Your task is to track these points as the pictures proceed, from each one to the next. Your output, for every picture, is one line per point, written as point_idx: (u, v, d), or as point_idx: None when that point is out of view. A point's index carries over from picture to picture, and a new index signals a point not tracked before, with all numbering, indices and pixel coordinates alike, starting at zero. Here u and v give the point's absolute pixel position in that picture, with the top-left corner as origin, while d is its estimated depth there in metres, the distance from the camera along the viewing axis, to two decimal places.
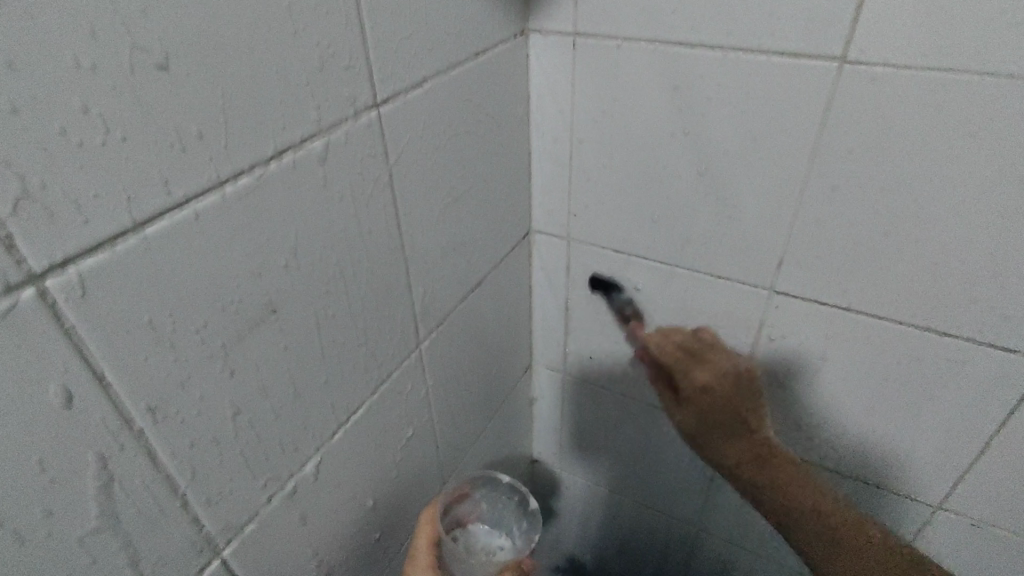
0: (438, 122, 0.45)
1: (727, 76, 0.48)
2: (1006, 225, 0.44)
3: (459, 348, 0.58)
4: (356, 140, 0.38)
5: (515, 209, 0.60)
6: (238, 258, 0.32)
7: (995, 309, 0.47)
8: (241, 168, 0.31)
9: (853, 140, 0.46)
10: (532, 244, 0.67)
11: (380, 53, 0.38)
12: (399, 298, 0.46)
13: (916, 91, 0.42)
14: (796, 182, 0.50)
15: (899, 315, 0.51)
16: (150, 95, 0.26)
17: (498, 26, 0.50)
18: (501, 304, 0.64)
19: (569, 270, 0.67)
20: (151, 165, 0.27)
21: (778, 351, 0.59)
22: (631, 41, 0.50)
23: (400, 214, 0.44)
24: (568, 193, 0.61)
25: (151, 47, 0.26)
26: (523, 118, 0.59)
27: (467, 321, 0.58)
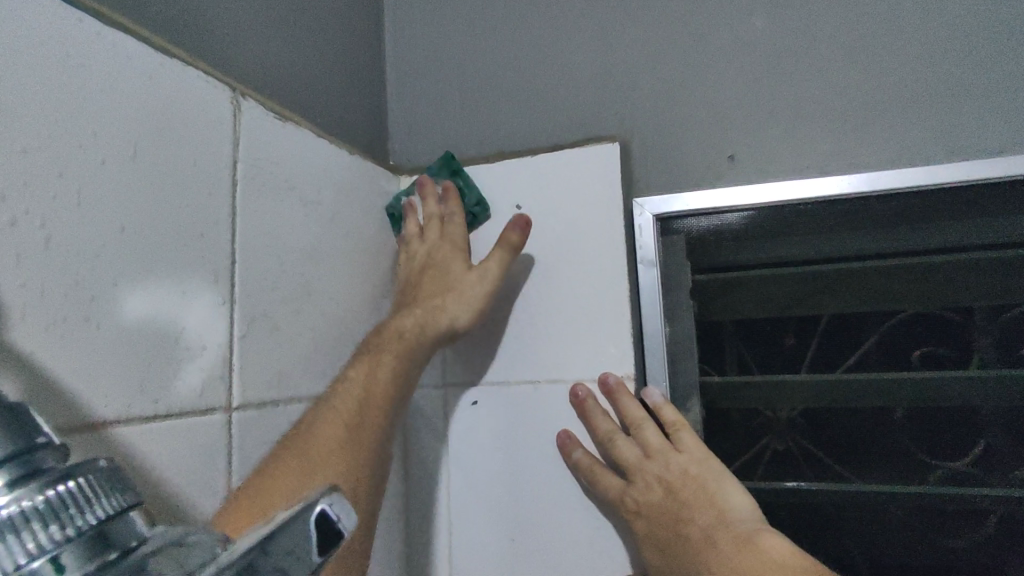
0: (220, 315, 0.40)
1: (333, 282, 0.52)
2: (655, 301, 0.57)
3: (188, 406, 0.37)
4: (241, 163, 0.43)
5: (152, 337, 0.35)
6: (325, 127, 0.55)
7: (683, 334, 0.57)
8: (207, 338, 0.39)
9: (611, 338, 0.56)
10: (192, 368, 0.37)
11: (250, 228, 0.43)
12: (147, 296, 0.35)
13: (609, 331, 0.56)
14: (620, 335, 0.55)
15: (955, 209, 0.52)
16: (13, 138, 0.29)
17: (242, 200, 0.42)
18: (202, 369, 0.38)
19: (201, 456, 0.37)
20: (105, 71, 0.34)
21: (655, 491, 0.49)
22: (286, 291, 0.46)
23: (243, 216, 0.42)
24: (178, 383, 0.36)
25: (159, 204, 0.36)
26: (221, 235, 0.40)
27: (201, 368, 0.38)
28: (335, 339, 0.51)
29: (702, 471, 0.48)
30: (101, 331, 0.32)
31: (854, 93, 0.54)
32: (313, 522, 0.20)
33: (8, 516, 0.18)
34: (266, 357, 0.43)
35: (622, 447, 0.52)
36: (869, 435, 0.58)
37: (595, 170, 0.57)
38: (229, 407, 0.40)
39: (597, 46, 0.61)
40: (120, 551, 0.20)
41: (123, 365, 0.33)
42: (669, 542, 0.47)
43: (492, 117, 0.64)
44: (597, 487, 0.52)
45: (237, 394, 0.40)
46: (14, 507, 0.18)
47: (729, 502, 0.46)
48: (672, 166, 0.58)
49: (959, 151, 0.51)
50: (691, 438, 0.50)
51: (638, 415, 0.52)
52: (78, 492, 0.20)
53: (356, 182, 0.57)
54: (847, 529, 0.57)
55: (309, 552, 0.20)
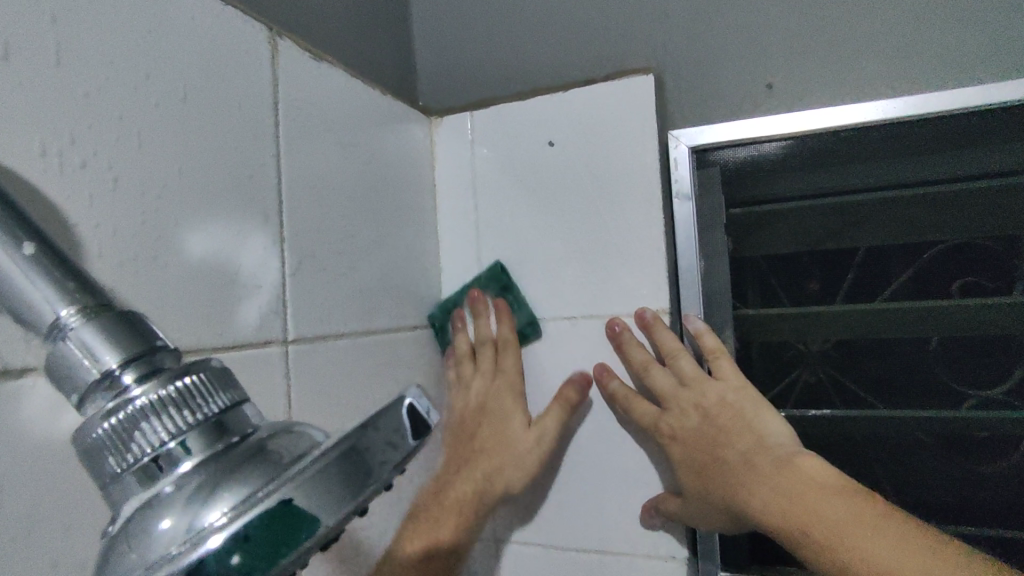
0: (272, 252, 0.41)
1: (373, 222, 0.53)
2: (689, 234, 0.57)
3: (250, 337, 0.39)
4: (282, 103, 0.43)
5: (214, 271, 0.37)
6: (356, 67, 0.55)
7: (717, 267, 0.58)
8: (263, 273, 0.40)
9: (645, 272, 0.56)
10: (252, 302, 0.39)
11: (294, 168, 0.44)
12: (207, 233, 0.37)
13: (643, 265, 0.56)
14: (654, 268, 0.56)
15: (1004, 130, 0.51)
16: (74, 77, 0.30)
17: (285, 140, 0.43)
18: (260, 304, 0.40)
19: (264, 384, 0.39)
20: (153, 13, 0.34)
21: (691, 417, 0.50)
22: (331, 229, 0.47)
23: (287, 156, 0.43)
24: (239, 316, 0.38)
25: (211, 143, 0.37)
26: (268, 174, 0.41)
27: (259, 302, 0.40)
28: (378, 278, 0.53)
29: (739, 398, 0.49)
30: (168, 265, 0.34)
31: (900, 11, 0.52)
32: (404, 414, 0.21)
33: (142, 405, 0.21)
34: (316, 293, 0.45)
35: (658, 376, 0.53)
36: (900, 373, 0.58)
37: (628, 102, 0.57)
38: (287, 341, 0.42)
39: None
40: (239, 436, 0.22)
41: (191, 296, 0.35)
42: (707, 464, 0.49)
43: (522, 52, 0.63)
44: (635, 414, 0.54)
45: (292, 327, 0.42)
46: (146, 399, 0.21)
47: (768, 427, 0.47)
48: (707, 97, 0.57)
49: (1009, 69, 0.49)
50: (728, 368, 0.52)
51: (674, 346, 0.53)
52: (198, 386, 0.22)
53: (389, 123, 0.57)
54: (879, 455, 0.58)
55: (404, 439, 0.21)
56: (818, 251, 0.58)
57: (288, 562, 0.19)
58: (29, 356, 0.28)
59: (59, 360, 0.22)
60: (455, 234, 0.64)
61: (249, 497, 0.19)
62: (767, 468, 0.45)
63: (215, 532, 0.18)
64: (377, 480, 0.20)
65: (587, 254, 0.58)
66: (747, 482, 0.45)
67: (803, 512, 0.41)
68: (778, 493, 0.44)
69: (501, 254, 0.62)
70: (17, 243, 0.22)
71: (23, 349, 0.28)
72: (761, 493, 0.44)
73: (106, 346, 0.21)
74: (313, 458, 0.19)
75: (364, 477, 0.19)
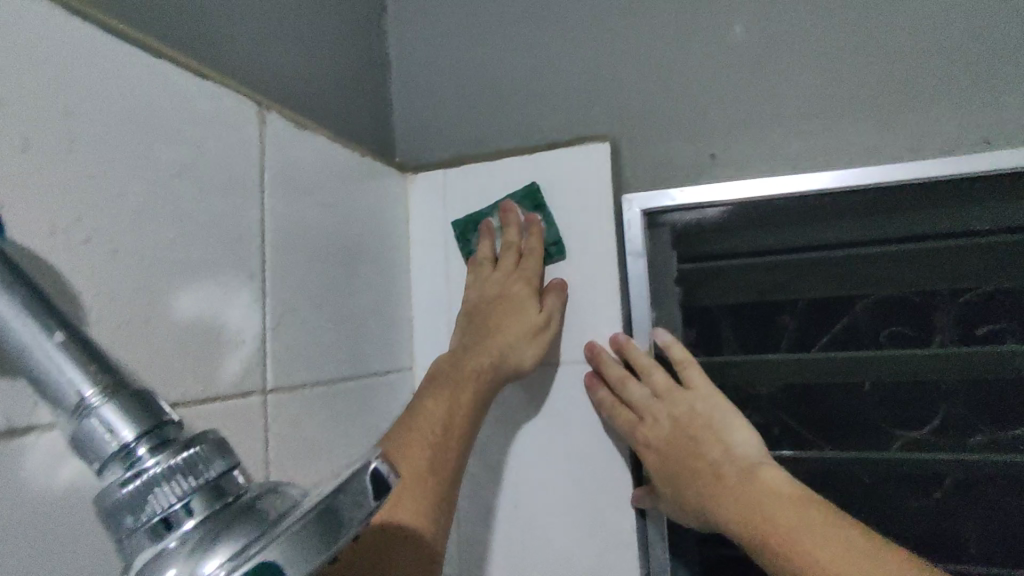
0: (255, 308, 0.45)
1: (350, 275, 0.57)
2: (643, 288, 0.62)
3: (233, 390, 0.42)
4: (268, 171, 0.47)
5: (201, 329, 0.40)
6: (337, 131, 0.59)
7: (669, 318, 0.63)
8: (246, 329, 0.44)
9: (603, 323, 0.61)
10: (236, 357, 0.43)
11: (278, 230, 0.48)
12: (196, 295, 0.40)
13: (601, 315, 0.61)
14: (611, 319, 0.61)
15: (918, 200, 0.57)
16: (84, 164, 0.34)
17: (270, 205, 0.47)
18: (242, 358, 0.43)
19: (244, 432, 0.43)
20: (157, 99, 0.39)
21: (665, 428, 0.55)
22: (310, 283, 0.51)
23: (271, 219, 0.47)
24: (224, 370, 0.42)
25: (203, 213, 0.41)
26: (254, 237, 0.45)
27: (242, 356, 0.43)
28: (353, 328, 0.57)
29: (710, 410, 0.54)
30: (160, 326, 0.37)
31: (825, 95, 0.58)
32: (367, 478, 0.25)
33: (155, 472, 0.24)
34: (295, 345, 0.48)
35: (632, 387, 0.57)
36: (837, 416, 0.63)
37: (587, 167, 0.62)
38: (266, 390, 0.45)
39: (589, 50, 0.65)
40: (233, 495, 0.26)
41: (179, 354, 0.38)
42: (681, 471, 0.53)
43: (492, 117, 0.68)
44: (615, 421, 0.58)
45: (271, 378, 0.46)
46: (158, 467, 0.25)
47: (735, 438, 0.52)
48: (658, 164, 0.63)
49: (918, 148, 0.56)
50: (699, 377, 0.56)
51: (647, 361, 0.58)
52: (200, 454, 0.26)
53: (367, 183, 0.61)
54: (820, 493, 0.63)
55: (367, 500, 0.24)
56: (761, 301, 0.63)
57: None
58: (32, 414, 0.31)
59: (81, 433, 0.26)
60: (427, 283, 0.68)
61: (243, 551, 0.22)
62: (736, 478, 0.49)
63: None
64: (347, 536, 0.23)
65: (551, 304, 0.62)
66: (718, 493, 0.50)
67: (765, 523, 0.46)
68: (742, 504, 0.48)
69: (470, 302, 0.66)
70: (46, 332, 0.26)
71: (29, 408, 0.31)
72: (729, 504, 0.49)
73: (122, 422, 0.25)
74: (293, 523, 0.23)
75: (336, 534, 0.23)
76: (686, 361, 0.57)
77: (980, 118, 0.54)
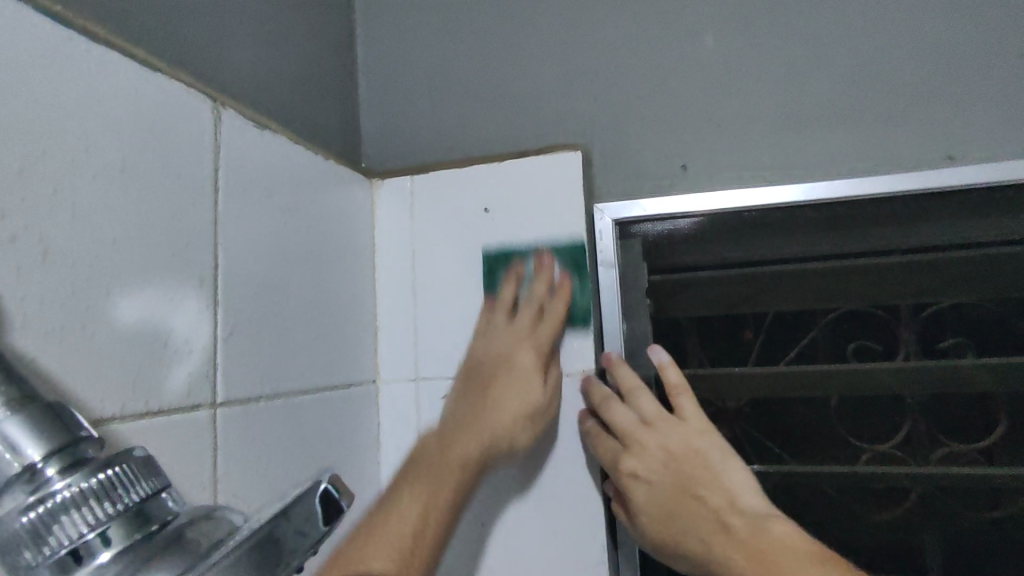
0: (206, 316, 0.42)
1: (311, 280, 0.54)
2: (614, 299, 0.61)
3: (178, 403, 0.39)
4: (225, 170, 0.45)
5: (143, 338, 0.37)
6: (301, 133, 0.57)
7: (639, 331, 0.62)
8: (194, 338, 0.41)
9: (572, 335, 0.60)
10: (182, 369, 0.40)
11: (233, 234, 0.45)
12: (138, 300, 0.37)
13: (571, 327, 0.60)
14: (581, 331, 0.59)
15: (884, 215, 0.58)
16: (13, 156, 0.31)
17: (226, 207, 0.45)
18: (190, 369, 0.40)
19: (190, 450, 0.39)
20: (102, 91, 0.36)
21: (654, 462, 0.53)
22: (267, 289, 0.48)
23: (226, 223, 0.45)
24: (168, 382, 0.39)
25: (149, 213, 0.38)
26: (207, 240, 0.42)
27: (190, 367, 0.40)
28: (314, 338, 0.54)
29: (702, 443, 0.52)
30: (96, 334, 0.34)
31: (794, 110, 0.59)
32: (315, 499, 0.23)
33: (66, 497, 0.22)
34: (249, 355, 0.46)
35: (619, 413, 0.55)
36: (805, 429, 0.62)
37: (558, 176, 0.61)
38: (215, 404, 0.42)
39: (561, 59, 0.65)
40: (159, 523, 0.24)
41: (118, 364, 0.35)
42: (674, 512, 0.51)
43: (462, 124, 0.67)
44: (602, 456, 0.56)
45: (222, 391, 0.43)
46: (69, 491, 0.22)
47: (731, 479, 0.51)
48: (630, 174, 0.62)
49: (883, 164, 0.57)
50: (688, 404, 0.55)
51: (633, 386, 0.57)
52: (120, 477, 0.23)
53: (332, 188, 0.59)
54: (791, 507, 0.62)
55: (314, 525, 0.23)
56: (730, 313, 0.63)
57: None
58: None
59: None
60: (393, 292, 0.65)
61: None
62: (739, 526, 0.48)
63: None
64: (285, 570, 0.21)
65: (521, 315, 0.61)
66: (716, 539, 0.48)
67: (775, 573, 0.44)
68: (748, 555, 0.46)
69: (437, 313, 0.64)
70: None
71: None
72: (734, 552, 0.47)
73: (35, 440, 0.23)
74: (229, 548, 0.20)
75: (274, 566, 0.21)
76: (676, 385, 0.56)
77: (940, 136, 0.56)
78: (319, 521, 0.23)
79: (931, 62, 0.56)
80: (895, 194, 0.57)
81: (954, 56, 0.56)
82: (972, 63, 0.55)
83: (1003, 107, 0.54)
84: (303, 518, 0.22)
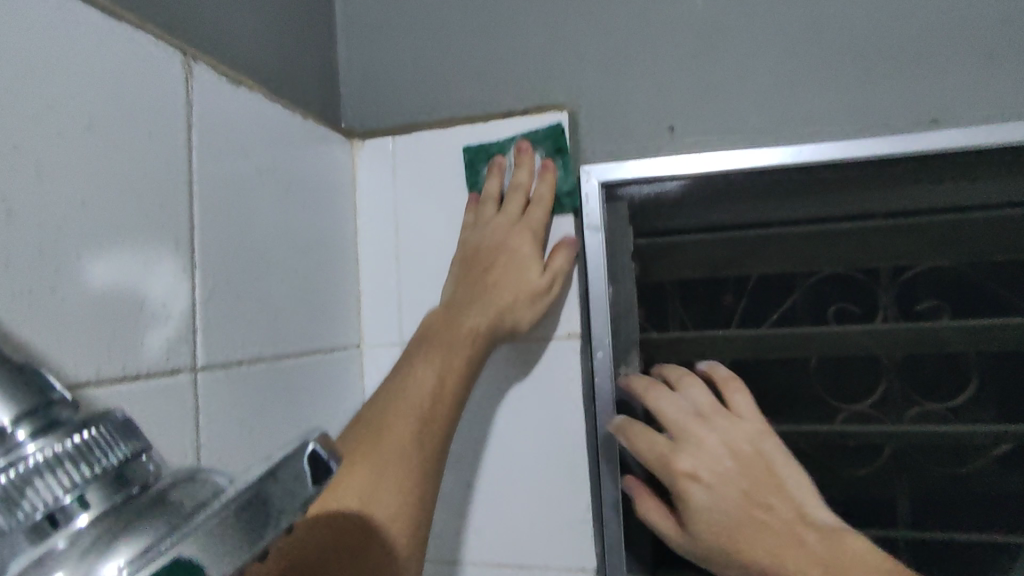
0: (184, 280, 0.41)
1: (292, 243, 0.53)
2: (599, 263, 0.61)
3: (157, 368, 0.38)
4: (198, 128, 0.43)
5: (119, 302, 0.36)
6: (277, 90, 0.55)
7: (624, 294, 0.62)
8: (171, 302, 0.40)
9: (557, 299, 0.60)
10: (160, 333, 0.39)
11: (210, 195, 0.44)
12: (111, 263, 0.36)
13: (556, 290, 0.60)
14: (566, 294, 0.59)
15: (870, 178, 0.58)
16: None
17: (201, 166, 0.43)
18: (169, 333, 0.39)
19: (171, 415, 0.39)
20: (62, 39, 0.34)
21: (716, 452, 0.51)
22: (246, 253, 0.47)
23: (202, 184, 0.43)
24: (147, 347, 0.38)
25: (120, 171, 0.37)
26: (182, 201, 0.41)
27: (168, 331, 0.39)
28: (296, 303, 0.53)
29: (766, 442, 0.52)
30: (68, 297, 0.33)
31: (783, 70, 0.58)
32: (304, 459, 0.23)
33: (39, 460, 0.22)
34: (229, 319, 0.45)
35: (666, 402, 0.54)
36: (785, 391, 0.64)
37: (544, 137, 0.60)
38: (196, 368, 0.41)
39: (548, 15, 0.62)
40: (140, 484, 0.24)
41: (92, 328, 0.34)
42: (739, 527, 0.49)
43: (446, 82, 0.65)
44: (647, 453, 0.53)
45: (203, 355, 0.42)
46: (43, 453, 0.22)
47: (794, 487, 0.50)
48: (617, 136, 0.61)
49: (871, 127, 0.57)
50: (742, 400, 0.55)
51: (682, 377, 0.56)
52: (98, 439, 0.23)
53: (311, 148, 0.57)
54: None
55: (303, 485, 0.22)
56: (715, 276, 0.63)
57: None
58: None
59: None
60: (376, 256, 0.64)
61: (149, 550, 0.20)
62: (814, 543, 0.47)
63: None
64: (277, 526, 0.21)
65: None
66: (792, 552, 0.47)
67: None
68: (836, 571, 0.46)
69: (421, 277, 0.63)
70: None
71: None
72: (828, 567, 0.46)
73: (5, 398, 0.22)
74: (228, 498, 0.21)
75: (269, 521, 0.21)
76: (728, 380, 0.57)
77: (928, 98, 0.55)
78: (309, 482, 0.23)
79: (922, 21, 0.55)
80: (881, 157, 0.56)
81: (945, 15, 0.55)
82: (963, 23, 0.54)
83: (991, 68, 0.54)
84: (293, 477, 0.22)
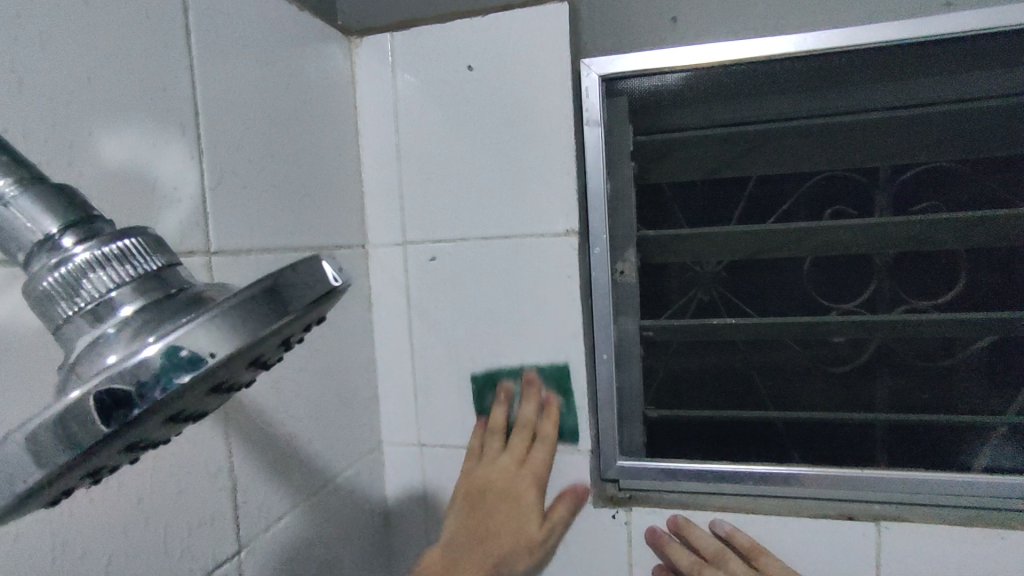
0: (192, 165, 0.42)
1: (295, 139, 0.54)
2: (598, 160, 0.61)
3: (172, 246, 0.40)
4: (196, 12, 0.43)
5: (132, 181, 0.38)
6: None
7: (622, 192, 0.63)
8: (182, 185, 0.41)
9: (556, 196, 0.61)
10: (174, 215, 0.40)
11: (212, 82, 0.44)
12: (122, 142, 0.37)
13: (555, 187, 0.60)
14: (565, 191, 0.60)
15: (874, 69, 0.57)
16: None
17: (201, 53, 0.43)
18: (182, 216, 0.41)
19: None
20: None
21: None
22: (251, 145, 0.48)
23: (203, 70, 0.43)
24: (162, 227, 0.40)
25: (122, 49, 0.37)
26: (185, 86, 0.42)
27: (182, 214, 0.41)
28: (301, 199, 0.54)
29: None
30: (85, 171, 0.34)
31: None
32: (315, 268, 0.24)
33: (85, 259, 0.24)
34: (238, 207, 0.46)
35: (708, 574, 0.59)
36: (776, 287, 0.66)
37: (545, 29, 0.59)
38: (209, 251, 0.43)
39: None
40: (176, 288, 0.25)
41: (110, 203, 0.36)
42: None
43: None
44: None
45: (215, 240, 0.44)
46: (87, 254, 0.24)
47: None
48: (618, 29, 0.60)
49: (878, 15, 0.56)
50: (772, 563, 0.59)
51: (715, 548, 0.60)
52: (133, 249, 0.25)
53: (310, 44, 0.57)
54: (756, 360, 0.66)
55: (315, 286, 0.23)
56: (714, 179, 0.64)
57: (188, 388, 0.21)
58: None
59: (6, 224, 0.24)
60: (377, 157, 0.65)
61: (178, 323, 0.22)
62: None
63: (151, 342, 0.21)
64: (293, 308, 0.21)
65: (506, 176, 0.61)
66: None
67: None
68: None
69: (422, 177, 0.64)
70: None
71: None
72: None
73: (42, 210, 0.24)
74: (238, 289, 0.22)
75: (284, 305, 0.22)
76: (757, 549, 0.60)
77: None
78: (321, 286, 0.23)
79: None
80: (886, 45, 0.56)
81: None
82: None
83: None
84: (306, 278, 0.23)
